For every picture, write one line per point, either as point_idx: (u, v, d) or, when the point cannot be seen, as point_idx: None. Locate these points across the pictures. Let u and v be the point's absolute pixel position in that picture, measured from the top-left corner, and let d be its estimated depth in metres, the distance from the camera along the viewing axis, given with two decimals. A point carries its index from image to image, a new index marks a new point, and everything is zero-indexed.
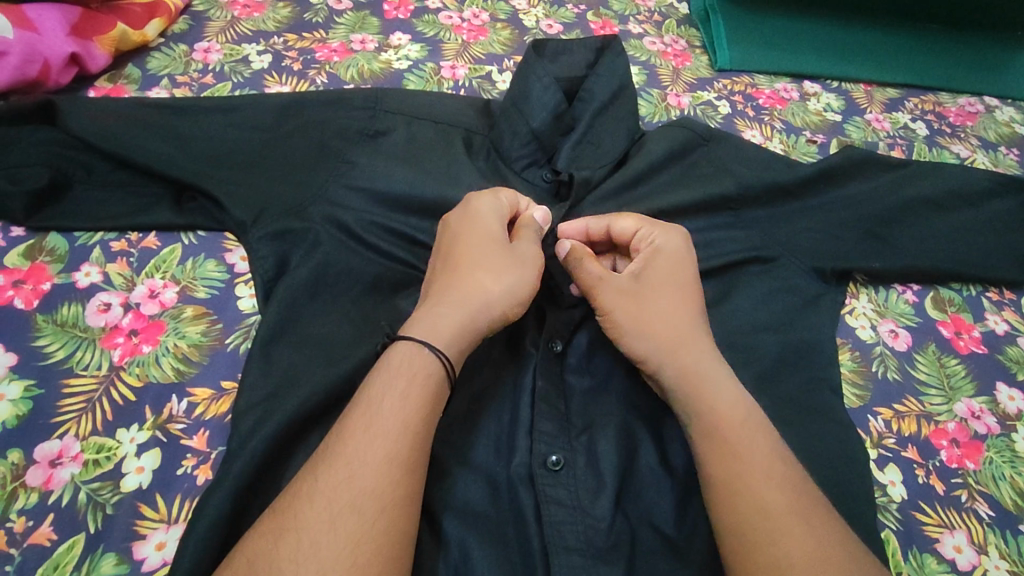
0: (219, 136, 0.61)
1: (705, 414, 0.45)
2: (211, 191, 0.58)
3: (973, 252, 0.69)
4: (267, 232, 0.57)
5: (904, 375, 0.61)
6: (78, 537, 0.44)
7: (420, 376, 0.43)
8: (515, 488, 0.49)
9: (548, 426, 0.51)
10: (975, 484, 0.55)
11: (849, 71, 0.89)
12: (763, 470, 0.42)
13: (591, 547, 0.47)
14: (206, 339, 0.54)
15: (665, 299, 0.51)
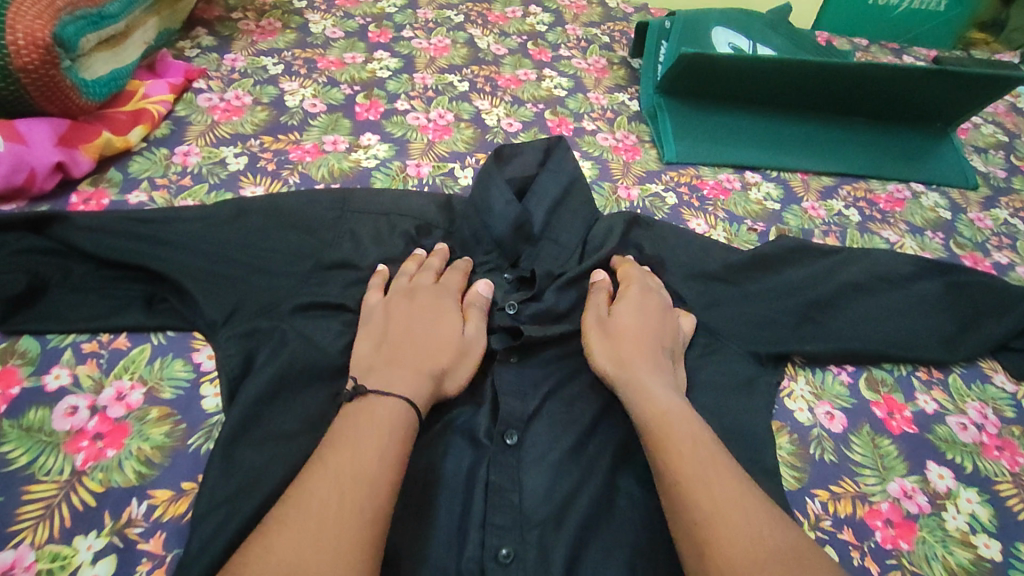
0: (194, 242, 0.66)
1: (646, 409, 0.57)
2: (188, 287, 0.62)
3: (901, 334, 0.74)
4: (236, 331, 0.60)
5: (840, 456, 0.64)
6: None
7: (394, 410, 0.52)
8: None
9: (502, 520, 0.54)
10: (909, 565, 0.57)
11: (787, 162, 0.97)
12: (696, 458, 0.51)
13: None
14: (169, 440, 0.56)
15: (640, 326, 0.65)
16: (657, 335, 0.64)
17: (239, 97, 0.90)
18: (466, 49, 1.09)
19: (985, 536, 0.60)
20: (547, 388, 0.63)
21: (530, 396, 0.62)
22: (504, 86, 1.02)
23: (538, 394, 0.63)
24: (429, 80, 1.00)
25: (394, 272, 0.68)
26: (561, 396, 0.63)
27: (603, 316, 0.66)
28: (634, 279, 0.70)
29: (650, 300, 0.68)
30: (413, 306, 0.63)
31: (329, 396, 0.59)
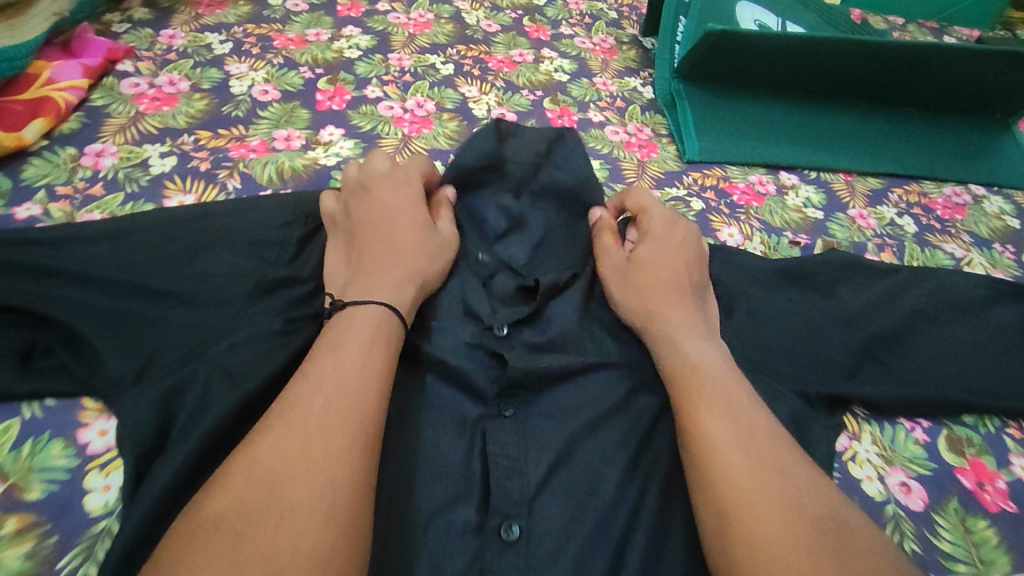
0: (92, 272, 0.51)
1: (674, 357, 0.52)
2: (85, 332, 0.48)
3: (983, 377, 0.60)
4: (144, 394, 0.46)
5: (926, 545, 0.51)
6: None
7: (385, 322, 0.50)
8: None
9: None
10: None
11: (828, 161, 0.83)
12: (726, 406, 0.48)
13: None
14: (29, 562, 0.41)
15: (661, 269, 0.59)
16: (684, 274, 0.59)
17: (174, 81, 0.74)
18: (451, 25, 0.93)
19: None
20: (554, 462, 0.49)
21: (531, 474, 0.48)
22: (496, 69, 0.87)
23: (543, 471, 0.48)
24: (406, 61, 0.85)
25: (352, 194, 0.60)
26: (570, 471, 0.49)
27: (622, 262, 0.61)
28: (652, 212, 0.64)
29: (675, 233, 0.62)
30: (384, 216, 0.58)
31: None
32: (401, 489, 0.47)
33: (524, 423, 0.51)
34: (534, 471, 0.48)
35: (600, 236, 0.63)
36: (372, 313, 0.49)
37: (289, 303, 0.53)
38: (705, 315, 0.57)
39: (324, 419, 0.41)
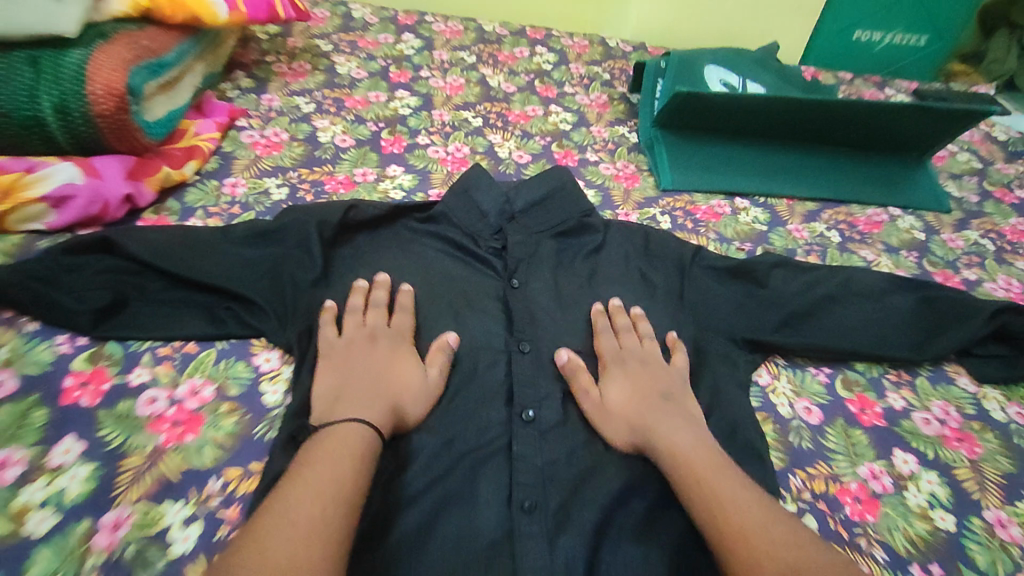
0: (243, 260, 0.76)
1: (666, 447, 0.63)
2: (250, 295, 0.73)
3: (872, 339, 0.83)
4: (294, 331, 0.73)
5: (816, 443, 0.75)
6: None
7: (332, 484, 0.53)
8: (498, 538, 0.61)
9: (527, 479, 0.64)
10: (874, 534, 0.67)
11: (774, 189, 1.07)
12: (688, 446, 0.63)
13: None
14: (238, 428, 0.65)
15: (633, 397, 0.70)
16: (653, 380, 0.72)
17: (278, 133, 1.00)
18: (478, 88, 1.20)
19: (941, 510, 0.70)
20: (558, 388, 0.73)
21: (544, 395, 0.72)
22: (514, 121, 1.13)
23: (546, 390, 0.73)
24: (446, 116, 1.11)
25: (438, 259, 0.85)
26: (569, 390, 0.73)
27: (599, 403, 0.71)
28: (611, 346, 0.77)
29: (638, 356, 0.75)
30: (358, 359, 0.69)
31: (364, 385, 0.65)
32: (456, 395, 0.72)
33: (538, 361, 0.75)
34: (544, 391, 0.73)
35: (575, 376, 0.73)
36: (364, 435, 0.59)
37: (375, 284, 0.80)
38: (692, 421, 0.67)
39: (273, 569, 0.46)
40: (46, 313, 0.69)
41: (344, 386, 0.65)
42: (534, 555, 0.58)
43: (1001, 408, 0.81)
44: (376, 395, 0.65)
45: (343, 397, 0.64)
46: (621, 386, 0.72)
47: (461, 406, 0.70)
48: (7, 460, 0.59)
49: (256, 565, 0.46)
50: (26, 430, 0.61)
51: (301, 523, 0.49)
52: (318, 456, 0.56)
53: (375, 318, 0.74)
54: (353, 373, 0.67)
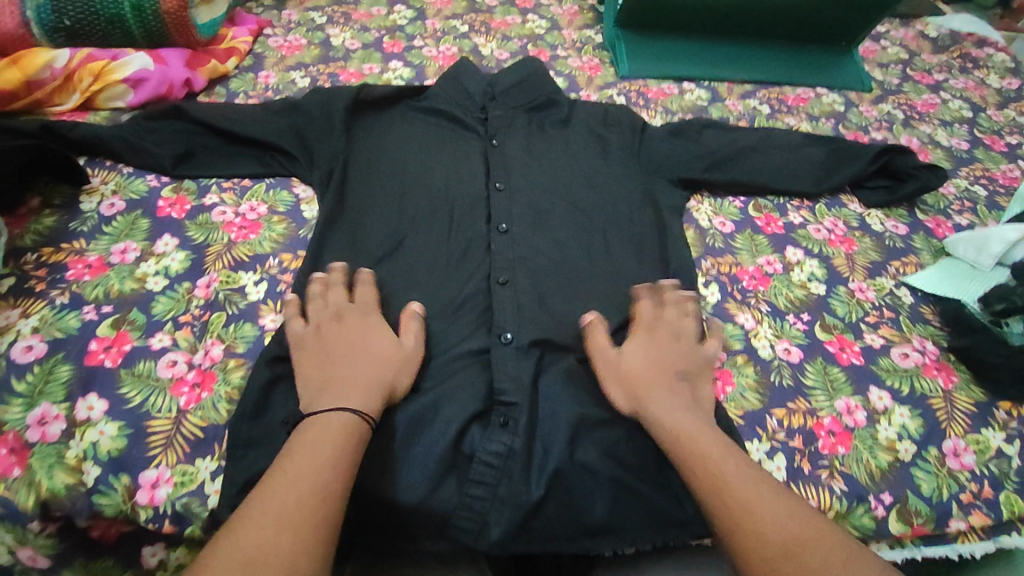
0: (273, 120, 0.92)
1: (664, 422, 0.63)
2: (286, 148, 0.90)
3: (786, 178, 1.00)
4: (320, 172, 0.89)
5: (726, 242, 0.92)
6: (115, 421, 0.62)
7: (331, 454, 0.54)
8: (480, 301, 0.79)
9: (501, 264, 0.82)
10: (763, 296, 0.85)
11: (716, 74, 1.26)
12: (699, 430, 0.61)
13: (529, 322, 0.76)
14: (287, 230, 0.84)
15: (649, 358, 0.70)
16: (676, 357, 0.70)
17: (298, 39, 1.20)
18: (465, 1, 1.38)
19: (817, 282, 0.87)
20: (525, 207, 0.89)
21: (513, 207, 0.89)
22: (496, 28, 1.32)
23: (521, 211, 0.88)
24: (438, 25, 1.30)
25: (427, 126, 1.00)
26: (533, 208, 0.89)
27: (613, 357, 0.71)
28: (643, 318, 0.75)
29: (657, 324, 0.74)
30: (341, 335, 0.68)
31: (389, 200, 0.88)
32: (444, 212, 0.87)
33: (508, 191, 0.90)
34: (514, 208, 0.88)
35: (595, 335, 0.74)
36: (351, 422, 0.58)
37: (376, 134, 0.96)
38: (694, 400, 0.67)
39: (271, 535, 0.47)
40: (135, 160, 0.87)
41: (340, 355, 0.66)
42: (507, 306, 0.77)
43: (881, 223, 1.00)
44: (363, 372, 0.64)
45: (329, 372, 0.64)
46: (639, 347, 0.71)
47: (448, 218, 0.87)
48: (126, 248, 0.78)
49: (257, 525, 0.48)
50: (136, 230, 0.81)
51: (300, 485, 0.51)
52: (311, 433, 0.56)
53: (354, 296, 0.73)
54: (335, 348, 0.66)
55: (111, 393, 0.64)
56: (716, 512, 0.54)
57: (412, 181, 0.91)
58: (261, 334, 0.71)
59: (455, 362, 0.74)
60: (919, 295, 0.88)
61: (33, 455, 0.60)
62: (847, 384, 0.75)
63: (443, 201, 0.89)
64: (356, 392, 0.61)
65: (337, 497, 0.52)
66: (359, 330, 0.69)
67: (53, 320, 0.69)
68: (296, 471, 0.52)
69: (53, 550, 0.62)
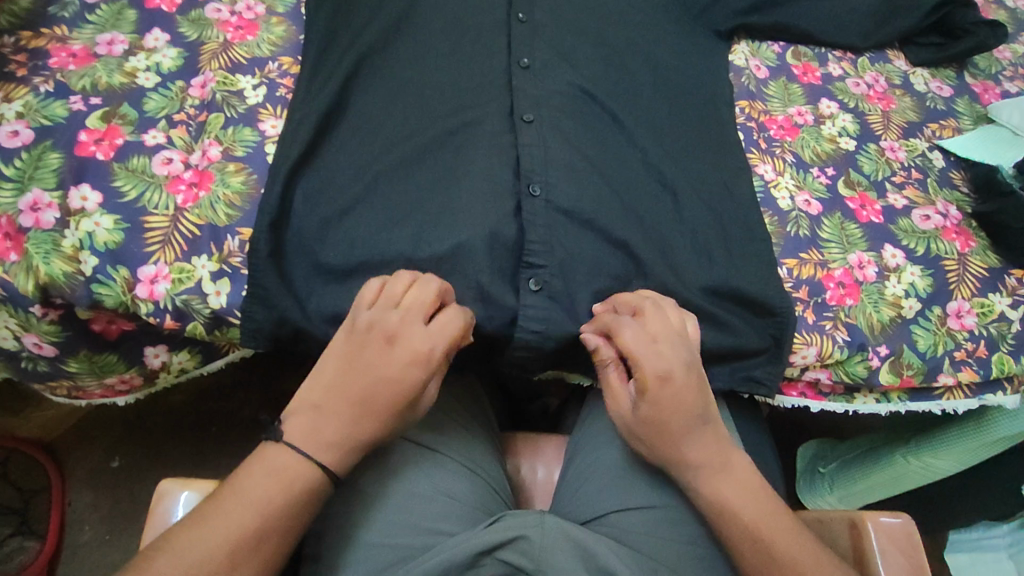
0: None
1: (701, 494, 0.55)
2: None
3: (834, 27, 0.91)
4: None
5: (758, 88, 0.85)
6: (111, 214, 0.60)
7: (285, 479, 0.48)
8: (502, 136, 0.69)
9: (524, 102, 0.71)
10: (789, 148, 0.80)
11: None
12: (695, 446, 0.55)
13: (551, 166, 0.67)
14: (287, 34, 0.77)
15: (648, 416, 0.55)
16: (656, 406, 0.55)
17: None
18: None
19: (848, 138, 0.82)
20: (552, 40, 0.78)
21: (536, 36, 0.77)
22: None
23: (544, 46, 0.77)
24: None
25: None
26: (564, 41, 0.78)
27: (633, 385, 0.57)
28: (623, 333, 0.58)
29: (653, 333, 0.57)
30: (367, 354, 0.52)
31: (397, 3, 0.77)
32: (463, 36, 0.76)
33: (533, 23, 0.78)
34: (540, 36, 0.77)
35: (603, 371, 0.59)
36: (305, 477, 0.49)
37: None
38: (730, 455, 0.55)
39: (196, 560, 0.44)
40: None
41: (365, 373, 0.51)
42: (534, 146, 0.68)
43: (925, 83, 0.92)
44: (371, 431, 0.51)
45: (303, 413, 0.51)
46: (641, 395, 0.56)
47: (463, 41, 0.75)
48: (112, 40, 0.72)
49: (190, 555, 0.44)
50: (124, 22, 0.74)
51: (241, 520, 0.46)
52: (252, 494, 0.47)
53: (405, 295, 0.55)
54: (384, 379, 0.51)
55: (105, 185, 0.61)
56: None
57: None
58: (261, 139, 0.68)
59: (473, 200, 0.64)
60: (951, 159, 0.83)
61: (29, 240, 0.58)
62: (863, 240, 0.73)
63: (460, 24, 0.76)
64: (343, 437, 0.50)
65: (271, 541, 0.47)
66: (385, 359, 0.52)
67: (38, 107, 0.64)
68: (245, 514, 0.46)
69: (59, 339, 0.61)
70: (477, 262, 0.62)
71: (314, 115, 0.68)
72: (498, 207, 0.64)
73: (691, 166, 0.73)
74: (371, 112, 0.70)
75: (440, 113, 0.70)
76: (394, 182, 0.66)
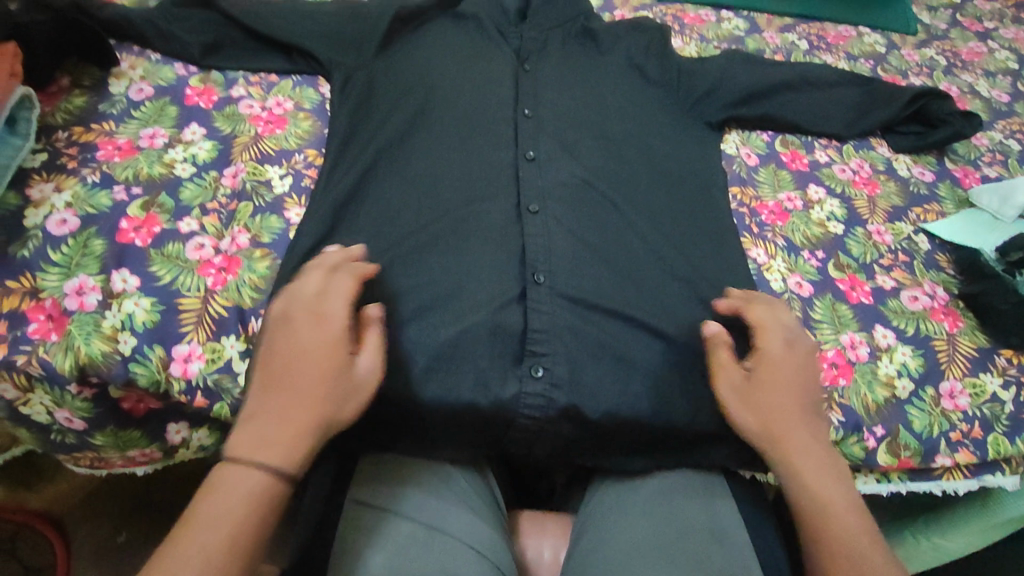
0: (299, 28, 0.89)
1: (793, 482, 0.58)
2: (316, 56, 0.89)
3: (816, 118, 0.98)
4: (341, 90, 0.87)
5: (749, 176, 0.91)
6: (148, 296, 0.64)
7: (258, 483, 0.49)
8: (508, 225, 0.75)
9: (532, 192, 0.78)
10: (779, 231, 0.84)
11: (757, 4, 1.22)
12: (805, 451, 0.59)
13: (553, 257, 0.72)
14: (313, 128, 0.84)
15: (777, 398, 0.62)
16: (794, 380, 0.63)
17: None
18: None
19: (836, 222, 0.87)
20: (557, 136, 0.85)
21: (542, 134, 0.84)
22: None
23: (549, 139, 0.84)
24: None
25: (458, 42, 0.94)
26: (568, 135, 0.86)
27: (745, 377, 0.63)
28: (766, 327, 0.66)
29: (789, 339, 0.66)
30: (297, 340, 0.54)
31: (415, 102, 0.85)
32: (475, 131, 0.83)
33: (537, 120, 0.86)
34: (547, 133, 0.85)
35: (718, 352, 0.65)
36: (261, 483, 0.49)
37: (399, 62, 0.90)
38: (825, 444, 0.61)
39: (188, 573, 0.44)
40: (164, 46, 0.87)
41: (294, 362, 0.54)
42: (538, 235, 0.74)
43: (907, 168, 0.98)
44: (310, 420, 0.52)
45: (254, 412, 0.52)
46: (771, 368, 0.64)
47: (475, 137, 0.83)
48: (154, 134, 0.79)
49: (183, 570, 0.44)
50: (165, 117, 0.81)
51: (222, 530, 0.46)
52: (204, 506, 0.47)
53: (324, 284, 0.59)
54: (268, 365, 0.54)
55: (142, 270, 0.66)
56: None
57: (441, 97, 0.86)
58: (286, 227, 0.73)
59: (481, 288, 0.69)
60: (936, 242, 0.87)
61: (72, 321, 0.62)
62: (854, 321, 0.76)
63: (474, 122, 0.84)
64: (294, 438, 0.51)
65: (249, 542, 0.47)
66: (337, 350, 0.55)
67: (86, 197, 0.70)
68: (223, 528, 0.47)
69: (90, 415, 0.63)
70: (482, 347, 0.66)
71: (335, 206, 0.73)
72: (505, 292, 0.69)
73: (686, 248, 0.78)
74: (388, 200, 0.75)
75: (452, 202, 0.76)
76: (405, 268, 0.70)
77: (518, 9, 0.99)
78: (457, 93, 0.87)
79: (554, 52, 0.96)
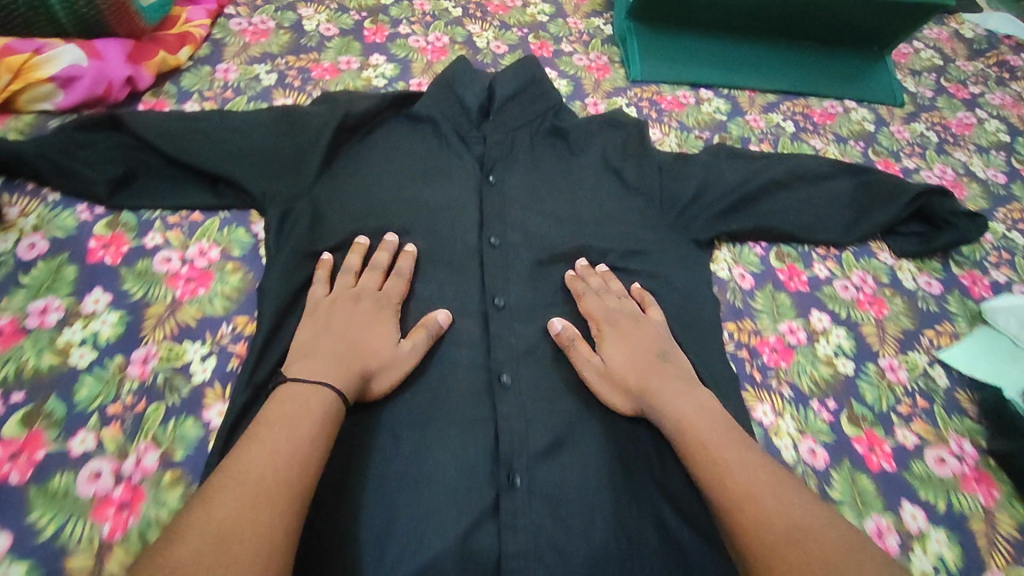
0: (221, 153, 0.75)
1: (670, 413, 0.59)
2: (244, 184, 0.75)
3: (814, 224, 0.88)
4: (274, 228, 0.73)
5: (745, 304, 0.81)
6: (24, 560, 0.52)
7: (318, 397, 0.53)
8: (476, 406, 0.63)
9: (503, 356, 0.66)
10: (784, 376, 0.75)
11: (738, 81, 1.13)
12: (674, 392, 0.61)
13: (530, 449, 0.61)
14: (243, 285, 0.71)
15: (632, 352, 0.66)
16: (648, 344, 0.67)
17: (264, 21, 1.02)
18: None
19: (845, 358, 0.78)
20: (528, 274, 0.73)
21: (511, 275, 0.72)
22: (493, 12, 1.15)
23: (520, 280, 0.73)
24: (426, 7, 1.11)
25: (411, 155, 0.82)
26: (541, 273, 0.74)
27: (601, 365, 0.66)
28: (600, 318, 0.69)
29: (627, 313, 0.70)
30: (346, 315, 0.64)
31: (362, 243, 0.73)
32: (433, 280, 0.72)
33: (506, 254, 0.74)
34: (516, 271, 0.73)
35: (572, 347, 0.67)
36: (326, 400, 0.53)
37: (341, 187, 0.77)
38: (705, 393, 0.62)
39: (242, 482, 0.45)
40: (62, 184, 0.73)
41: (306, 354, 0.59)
42: (511, 419, 0.62)
43: (913, 277, 0.90)
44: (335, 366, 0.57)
45: (297, 365, 0.57)
46: (612, 342, 0.67)
47: (433, 287, 0.71)
48: (46, 307, 0.66)
49: (224, 491, 0.44)
50: (61, 282, 0.68)
51: (275, 442, 0.48)
52: (255, 435, 0.49)
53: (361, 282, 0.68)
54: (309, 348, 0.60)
55: (17, 523, 0.53)
56: (730, 510, 0.50)
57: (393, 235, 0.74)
58: (206, 433, 0.60)
59: (446, 503, 0.58)
60: (954, 374, 0.79)
61: None
62: (878, 498, 0.67)
63: (432, 267, 0.73)
64: (327, 380, 0.55)
65: (295, 471, 0.47)
66: (379, 316, 0.65)
67: None
68: (271, 439, 0.48)
69: None
70: None
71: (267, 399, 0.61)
72: (474, 503, 0.58)
73: None
74: None
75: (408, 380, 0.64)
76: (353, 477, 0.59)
77: (479, 108, 0.85)
78: (411, 228, 0.75)
79: (521, 160, 0.83)
